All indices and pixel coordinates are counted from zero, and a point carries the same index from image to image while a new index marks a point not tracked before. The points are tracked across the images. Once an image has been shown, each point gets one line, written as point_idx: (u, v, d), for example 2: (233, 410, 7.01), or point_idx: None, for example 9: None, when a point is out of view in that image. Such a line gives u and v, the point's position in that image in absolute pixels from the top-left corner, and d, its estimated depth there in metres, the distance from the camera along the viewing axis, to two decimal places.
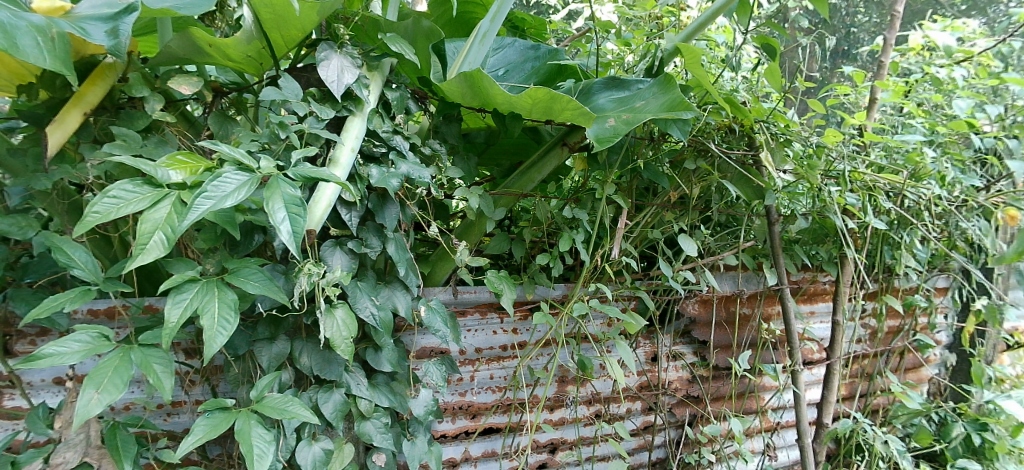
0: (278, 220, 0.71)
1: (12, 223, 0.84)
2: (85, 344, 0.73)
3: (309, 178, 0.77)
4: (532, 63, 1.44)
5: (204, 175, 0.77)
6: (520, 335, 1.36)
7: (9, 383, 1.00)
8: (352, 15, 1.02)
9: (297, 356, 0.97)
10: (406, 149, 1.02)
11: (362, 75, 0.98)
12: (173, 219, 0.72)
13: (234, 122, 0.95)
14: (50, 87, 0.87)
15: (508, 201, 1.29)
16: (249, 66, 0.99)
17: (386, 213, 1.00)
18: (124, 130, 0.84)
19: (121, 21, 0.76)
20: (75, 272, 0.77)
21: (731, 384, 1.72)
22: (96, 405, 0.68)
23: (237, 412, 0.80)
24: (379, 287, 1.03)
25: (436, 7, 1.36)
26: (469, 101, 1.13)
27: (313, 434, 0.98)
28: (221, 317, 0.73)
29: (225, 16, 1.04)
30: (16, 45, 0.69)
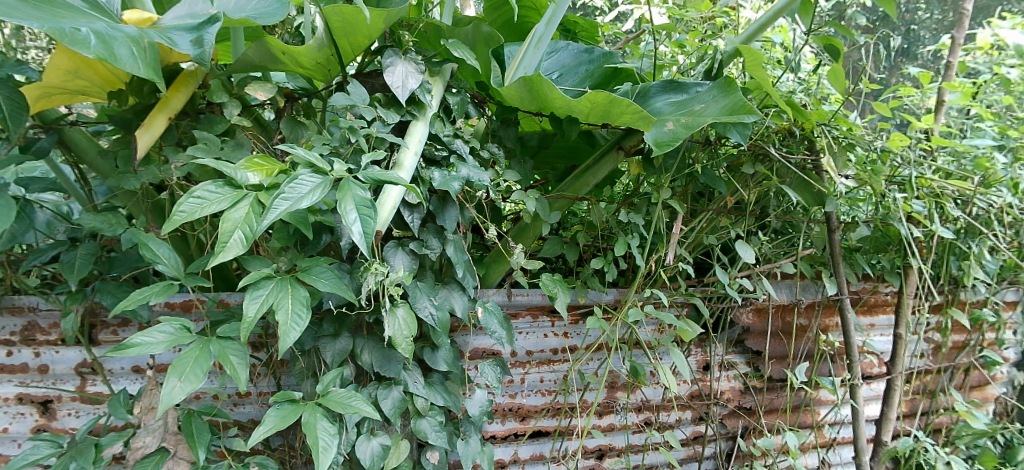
0: (350, 221, 0.74)
1: (103, 221, 0.88)
2: (168, 336, 0.77)
3: (378, 181, 0.79)
4: (586, 66, 1.43)
5: (280, 177, 0.80)
6: (570, 339, 1.36)
7: (92, 369, 1.06)
8: (416, 22, 1.05)
9: (358, 352, 1.00)
10: (466, 153, 1.04)
11: (424, 81, 1.01)
12: (252, 219, 0.75)
13: (303, 126, 0.98)
14: (138, 93, 0.91)
15: (563, 204, 1.29)
16: (318, 73, 1.02)
17: (446, 215, 1.02)
18: (205, 134, 0.89)
19: (206, 31, 0.80)
20: (160, 267, 0.80)
21: (786, 397, 1.66)
22: (179, 393, 0.71)
23: (304, 405, 0.83)
24: (437, 287, 1.05)
25: (492, 11, 1.39)
26: (527, 105, 1.14)
27: (371, 429, 1.01)
28: (294, 312, 0.76)
29: (285, 25, 1.14)
30: (114, 54, 0.73)
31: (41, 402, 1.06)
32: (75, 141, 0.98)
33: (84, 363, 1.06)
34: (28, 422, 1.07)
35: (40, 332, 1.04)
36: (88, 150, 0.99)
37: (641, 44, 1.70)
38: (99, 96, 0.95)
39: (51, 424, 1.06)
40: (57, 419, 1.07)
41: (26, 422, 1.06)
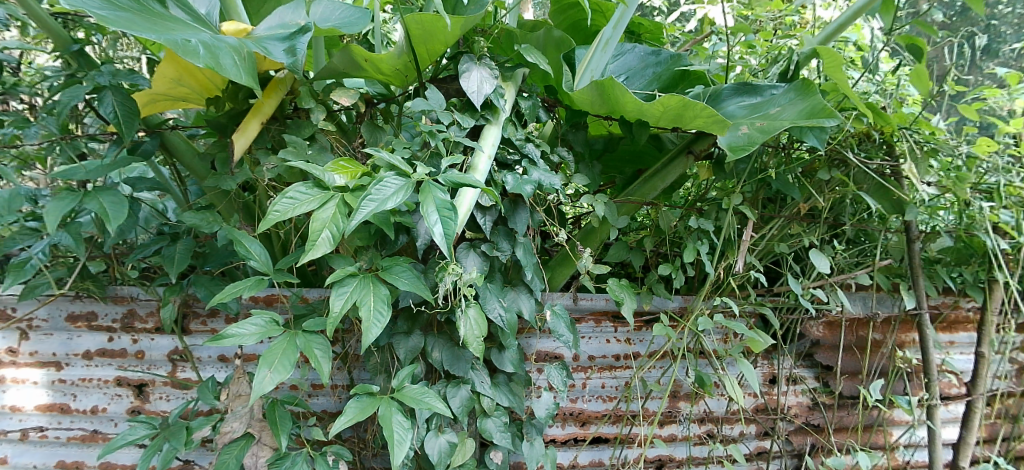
0: (432, 222, 0.76)
1: (201, 218, 0.93)
2: (259, 328, 0.81)
3: (457, 184, 0.82)
4: (653, 69, 1.42)
5: (364, 179, 0.84)
6: (633, 346, 1.34)
7: (183, 357, 1.11)
8: (489, 28, 1.07)
9: (430, 350, 1.03)
10: (538, 157, 1.05)
11: (498, 86, 1.02)
12: (339, 219, 0.79)
13: (382, 130, 1.02)
14: (234, 99, 0.96)
15: (630, 209, 1.29)
16: (396, 79, 1.05)
17: (517, 218, 1.04)
18: (294, 138, 0.93)
19: (299, 41, 0.84)
20: (252, 263, 0.84)
21: (858, 415, 1.57)
22: (269, 383, 0.75)
23: (381, 399, 0.86)
24: (506, 289, 1.07)
25: (557, 15, 1.40)
26: (597, 109, 1.15)
27: (440, 426, 1.03)
28: (376, 309, 0.79)
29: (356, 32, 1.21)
30: (221, 64, 0.77)
31: (136, 386, 1.13)
32: (174, 144, 1.03)
33: (175, 350, 1.11)
34: (125, 403, 1.14)
35: (139, 321, 1.11)
36: (185, 152, 1.04)
37: (708, 45, 1.65)
38: (198, 103, 1.02)
39: (145, 406, 1.13)
40: (150, 401, 1.13)
41: (123, 403, 1.14)
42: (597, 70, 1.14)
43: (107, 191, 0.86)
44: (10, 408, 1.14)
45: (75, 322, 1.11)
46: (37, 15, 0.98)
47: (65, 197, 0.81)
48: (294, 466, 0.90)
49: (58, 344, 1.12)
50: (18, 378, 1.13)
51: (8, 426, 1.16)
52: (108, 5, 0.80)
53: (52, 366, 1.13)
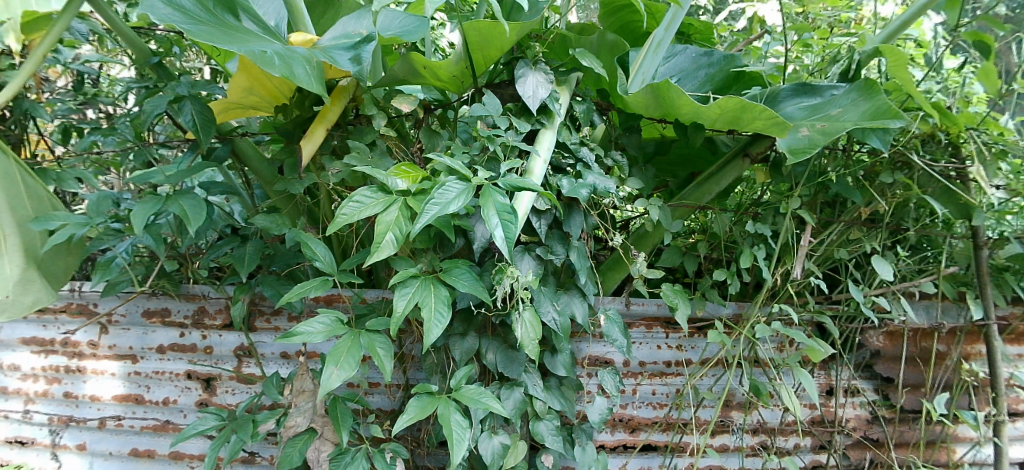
0: (493, 225, 0.78)
1: (271, 220, 0.97)
2: (325, 327, 0.83)
3: (516, 188, 0.84)
4: (706, 70, 1.40)
5: (425, 183, 0.86)
6: (685, 352, 1.34)
7: (249, 353, 1.16)
8: (544, 33, 1.09)
9: (484, 352, 1.05)
10: (592, 160, 1.06)
11: (553, 90, 1.04)
12: (402, 222, 0.81)
13: (439, 135, 1.06)
14: (300, 106, 1.00)
15: (683, 213, 1.29)
16: (451, 85, 1.08)
17: (571, 222, 1.04)
18: (358, 143, 0.96)
19: (364, 50, 0.87)
20: (318, 264, 0.87)
21: (921, 431, 1.49)
22: (335, 380, 0.77)
23: (439, 399, 0.88)
24: (559, 292, 1.08)
25: (606, 17, 1.40)
26: (651, 112, 1.15)
27: (493, 428, 1.04)
28: (437, 311, 0.81)
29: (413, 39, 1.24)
30: (294, 73, 0.80)
31: (205, 379, 1.19)
32: (243, 150, 1.06)
33: (241, 347, 1.16)
34: (194, 396, 1.20)
35: (208, 317, 1.16)
36: (253, 157, 1.07)
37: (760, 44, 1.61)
38: (267, 110, 1.06)
39: (213, 399, 1.18)
40: (217, 395, 1.18)
41: (192, 395, 1.19)
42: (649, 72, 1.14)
43: (187, 195, 0.90)
44: (90, 397, 1.22)
45: (149, 318, 1.18)
46: (119, 28, 1.03)
47: (149, 200, 0.86)
48: (355, 461, 0.93)
49: (135, 338, 1.19)
50: (98, 370, 1.21)
51: (88, 414, 1.24)
52: (187, 18, 0.84)
53: (129, 359, 1.20)
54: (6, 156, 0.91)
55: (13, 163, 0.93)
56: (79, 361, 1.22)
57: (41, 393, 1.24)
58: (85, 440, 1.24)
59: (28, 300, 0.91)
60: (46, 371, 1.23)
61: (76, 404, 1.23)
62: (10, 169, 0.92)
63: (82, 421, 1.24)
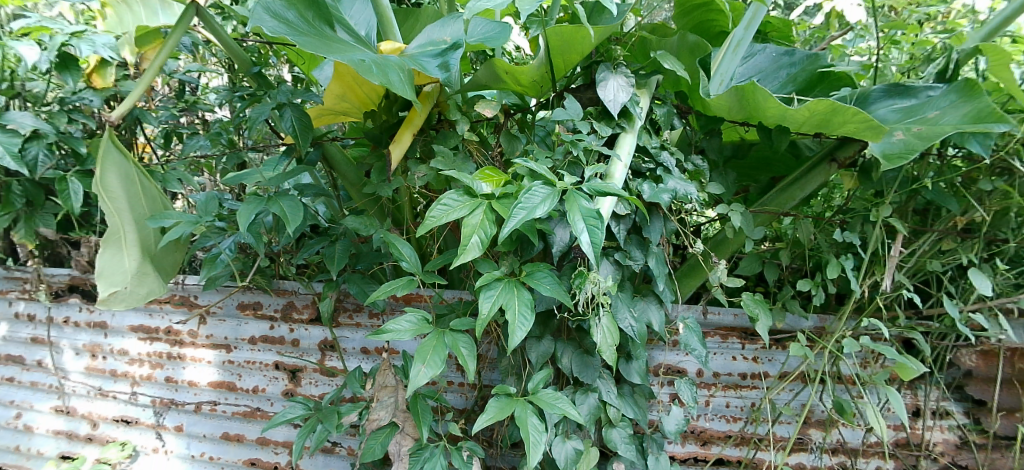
0: (579, 230, 0.81)
1: (360, 221, 1.02)
2: (412, 325, 0.86)
3: (600, 193, 0.86)
4: (787, 70, 1.36)
5: (509, 187, 0.88)
6: (761, 365, 1.33)
7: (332, 347, 1.21)
8: (624, 36, 1.10)
9: (559, 356, 1.06)
10: (673, 165, 1.07)
11: (634, 93, 1.05)
12: (487, 225, 0.83)
13: (519, 139, 1.07)
14: (388, 112, 1.04)
15: (765, 219, 1.26)
16: (531, 90, 1.10)
17: (651, 228, 1.06)
18: (443, 148, 0.99)
19: (451, 57, 0.89)
20: (404, 264, 0.90)
21: (1016, 460, 1.35)
22: (423, 377, 0.80)
23: (517, 400, 0.90)
24: (636, 299, 1.11)
25: (681, 19, 1.37)
26: (733, 115, 1.16)
27: (566, 432, 1.05)
28: (521, 313, 0.83)
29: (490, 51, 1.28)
30: (390, 81, 0.82)
31: (291, 370, 1.25)
32: (333, 156, 1.11)
33: (325, 341, 1.22)
34: (281, 385, 1.27)
35: (296, 311, 1.23)
36: (342, 161, 1.12)
37: (843, 42, 1.53)
38: (356, 116, 1.11)
39: (298, 389, 1.25)
40: (301, 385, 1.25)
41: (279, 385, 1.26)
42: (727, 73, 1.19)
43: (286, 196, 0.96)
44: (188, 382, 1.32)
45: (243, 310, 1.25)
46: (225, 41, 1.09)
47: (254, 202, 0.92)
48: (433, 457, 0.95)
49: (229, 329, 1.27)
50: (196, 357, 1.31)
51: (186, 398, 1.33)
52: (290, 29, 0.86)
53: (223, 348, 1.29)
54: (126, 158, 0.97)
55: (132, 164, 0.99)
56: (179, 348, 1.31)
57: (146, 376, 1.35)
58: (182, 422, 1.34)
59: (142, 292, 0.99)
60: (150, 356, 1.34)
61: (175, 388, 1.33)
62: (129, 169, 0.98)
63: (181, 404, 1.34)
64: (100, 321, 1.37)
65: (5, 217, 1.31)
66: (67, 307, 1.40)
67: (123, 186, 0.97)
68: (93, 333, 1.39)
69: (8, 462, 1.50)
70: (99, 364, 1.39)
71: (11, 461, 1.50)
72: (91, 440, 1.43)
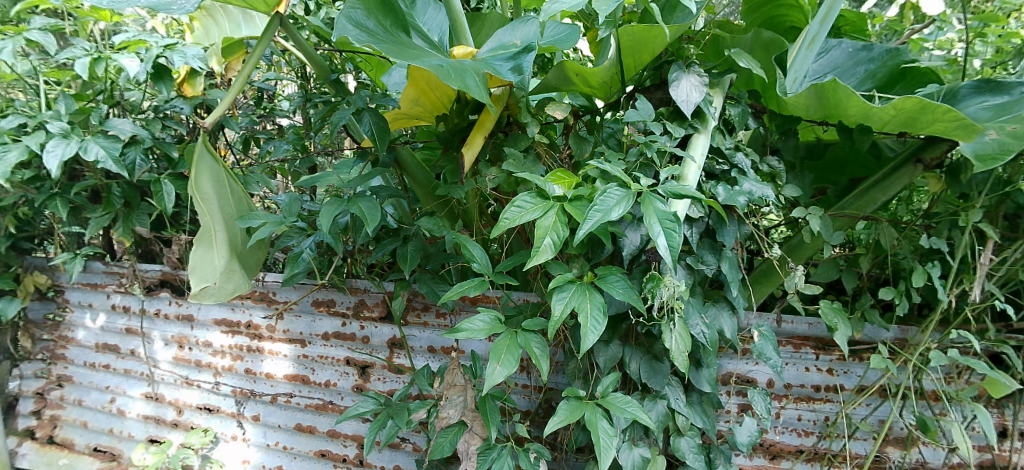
0: (656, 233, 0.80)
1: (433, 222, 1.04)
2: (485, 325, 0.87)
3: (676, 195, 0.85)
4: (865, 66, 1.28)
5: (581, 189, 0.87)
6: (837, 377, 1.26)
7: (401, 345, 1.25)
8: (697, 35, 1.06)
9: (627, 361, 1.04)
10: (748, 166, 1.06)
11: (707, 93, 1.03)
12: (559, 227, 0.83)
13: (588, 141, 1.07)
14: (460, 115, 1.06)
15: (844, 223, 1.21)
16: (599, 91, 1.10)
17: (725, 232, 1.04)
18: (515, 151, 1.01)
19: (524, 60, 0.89)
20: (475, 265, 0.91)
21: None
22: (498, 376, 0.81)
23: (586, 404, 0.89)
24: (707, 305, 1.09)
25: (749, 15, 1.29)
26: (811, 114, 1.12)
27: (633, 439, 1.04)
28: (593, 317, 0.82)
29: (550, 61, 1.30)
30: (467, 86, 0.82)
31: (360, 366, 1.30)
32: (404, 159, 1.14)
33: (393, 338, 1.25)
34: (351, 380, 1.31)
35: (366, 309, 1.27)
36: (412, 164, 1.15)
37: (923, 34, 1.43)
38: (428, 120, 1.13)
39: (366, 385, 1.29)
40: (370, 381, 1.29)
41: (349, 380, 1.31)
42: (801, 70, 1.13)
43: (364, 197, 0.99)
44: (266, 374, 1.39)
45: (317, 307, 1.31)
46: (306, 49, 1.13)
47: (336, 202, 0.97)
48: (501, 457, 0.96)
49: (305, 325, 1.33)
50: (274, 351, 1.37)
51: (264, 389, 1.40)
52: (371, 37, 0.89)
53: (298, 343, 1.35)
54: (218, 163, 1.02)
55: (223, 168, 1.04)
56: (259, 342, 1.38)
57: (228, 367, 1.43)
58: (259, 412, 1.42)
59: (230, 287, 1.05)
60: (232, 348, 1.42)
61: (254, 379, 1.41)
62: (220, 173, 1.03)
63: (259, 395, 1.41)
64: (188, 314, 1.46)
65: (106, 216, 1.43)
66: (158, 301, 1.50)
67: (215, 189, 1.02)
68: (181, 325, 1.48)
69: (103, 443, 1.63)
70: (185, 354, 1.49)
71: (106, 442, 1.63)
72: (176, 425, 1.52)
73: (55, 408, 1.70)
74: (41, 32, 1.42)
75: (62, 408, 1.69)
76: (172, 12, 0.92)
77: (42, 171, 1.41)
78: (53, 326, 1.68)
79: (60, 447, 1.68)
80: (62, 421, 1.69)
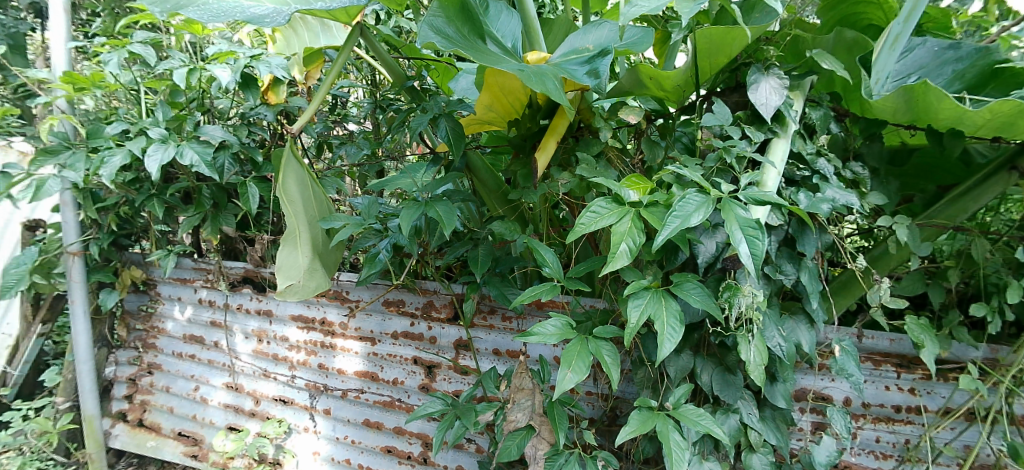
0: (737, 241, 0.77)
1: (505, 226, 1.05)
2: (557, 330, 0.87)
3: (757, 202, 0.82)
4: (953, 65, 1.18)
5: (658, 195, 0.86)
6: (919, 398, 1.17)
7: (467, 346, 1.27)
8: (777, 35, 1.02)
9: (698, 372, 1.01)
10: (831, 172, 1.01)
11: (788, 95, 0.99)
12: (635, 233, 0.81)
13: (660, 145, 1.06)
14: (531, 121, 1.07)
15: (931, 233, 1.13)
16: (673, 95, 1.09)
17: (806, 241, 1.00)
18: (587, 155, 1.01)
19: (600, 64, 0.88)
20: (546, 270, 0.91)
21: None
22: (568, 383, 0.80)
23: (657, 414, 0.88)
24: (783, 317, 1.04)
25: (826, 13, 1.20)
26: (898, 117, 1.05)
27: (702, 453, 1.01)
28: (670, 325, 0.81)
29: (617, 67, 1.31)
30: (548, 90, 0.82)
31: (427, 366, 1.33)
32: (475, 164, 1.16)
33: (460, 340, 1.28)
34: (417, 379, 1.35)
35: (435, 310, 1.30)
36: (482, 169, 1.17)
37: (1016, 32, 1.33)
38: (500, 125, 1.15)
39: (433, 384, 1.32)
40: (437, 381, 1.32)
41: (416, 379, 1.35)
42: (884, 72, 1.05)
43: (440, 200, 1.02)
44: (338, 370, 1.44)
45: (388, 307, 1.35)
46: (384, 57, 1.18)
47: (414, 205, 1.01)
48: (569, 464, 0.95)
49: (375, 323, 1.38)
50: (345, 347, 1.43)
51: (335, 384, 1.46)
52: (451, 44, 0.91)
53: (369, 341, 1.40)
54: (302, 166, 1.08)
55: (306, 171, 1.10)
56: (332, 338, 1.44)
57: (302, 362, 1.50)
58: (331, 406, 1.48)
59: (312, 286, 1.09)
60: (307, 344, 1.49)
61: (326, 374, 1.47)
62: (303, 176, 1.09)
63: (330, 390, 1.47)
64: (267, 309, 1.55)
65: (196, 216, 1.53)
66: (241, 296, 1.59)
67: (299, 190, 1.08)
68: (260, 320, 1.57)
69: (186, 428, 1.75)
70: (264, 348, 1.57)
71: (190, 428, 1.74)
72: (253, 415, 1.61)
73: (144, 393, 1.83)
74: (142, 45, 1.53)
75: (151, 393, 1.82)
76: (264, 25, 0.95)
77: (141, 174, 1.53)
78: (145, 317, 1.81)
79: (148, 430, 1.80)
80: (151, 405, 1.82)
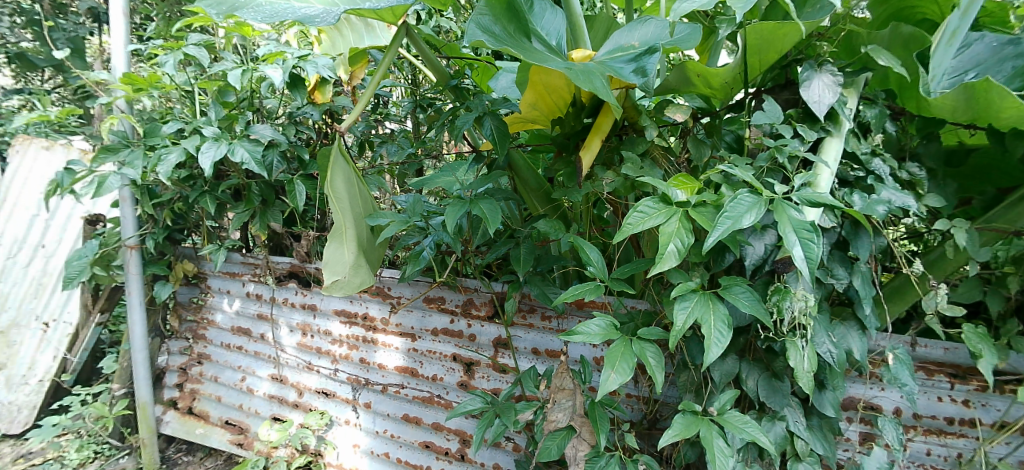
0: (791, 243, 0.75)
1: (548, 225, 1.05)
2: (601, 330, 0.86)
3: (812, 203, 0.80)
4: (1013, 62, 1.06)
5: (706, 195, 0.84)
6: (973, 410, 1.11)
7: (506, 345, 1.28)
8: (829, 31, 1.00)
9: (744, 377, 0.99)
10: (887, 173, 0.97)
11: (842, 93, 0.95)
12: (683, 233, 0.80)
13: (706, 144, 1.03)
14: (575, 119, 1.06)
15: (990, 238, 1.07)
16: (720, 93, 1.06)
17: (859, 244, 0.96)
18: (632, 154, 1.00)
19: (647, 62, 0.87)
20: (590, 269, 0.90)
21: None
22: (611, 383, 0.79)
23: (701, 419, 0.86)
24: (834, 323, 1.01)
25: (876, 7, 1.15)
26: (959, 117, 1.01)
27: (747, 460, 0.99)
28: (718, 329, 0.79)
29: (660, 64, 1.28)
30: (595, 88, 0.82)
31: (466, 363, 1.34)
32: (517, 163, 1.16)
33: (499, 338, 1.29)
34: (456, 376, 1.36)
35: (474, 308, 1.31)
36: (524, 167, 1.17)
37: None
38: (543, 124, 1.15)
39: (471, 382, 1.34)
40: (475, 379, 1.33)
41: (455, 376, 1.36)
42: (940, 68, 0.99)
43: (484, 198, 1.03)
44: (379, 365, 1.47)
45: (429, 304, 1.37)
46: (428, 56, 1.19)
47: (458, 203, 1.02)
48: (610, 466, 0.95)
49: (416, 320, 1.40)
50: (386, 343, 1.46)
51: (376, 379, 1.49)
52: (498, 43, 0.91)
53: (409, 337, 1.42)
54: (349, 164, 1.10)
55: (352, 169, 1.12)
56: (373, 334, 1.47)
57: (343, 356, 1.53)
58: (371, 400, 1.51)
59: (357, 281, 1.12)
60: (349, 338, 1.52)
61: (367, 369, 1.50)
62: (349, 174, 1.12)
63: (371, 384, 1.50)
64: (311, 304, 1.59)
65: (246, 212, 1.59)
66: (287, 290, 1.64)
67: (346, 187, 1.10)
68: (305, 314, 1.61)
69: (234, 417, 1.82)
70: (308, 341, 1.61)
71: (236, 417, 1.81)
72: (296, 406, 1.66)
73: (194, 382, 1.91)
74: (196, 47, 1.59)
75: (200, 382, 1.90)
76: (316, 24, 0.97)
77: (195, 171, 1.60)
78: (196, 308, 1.89)
79: (197, 418, 1.88)
80: (200, 394, 1.89)
